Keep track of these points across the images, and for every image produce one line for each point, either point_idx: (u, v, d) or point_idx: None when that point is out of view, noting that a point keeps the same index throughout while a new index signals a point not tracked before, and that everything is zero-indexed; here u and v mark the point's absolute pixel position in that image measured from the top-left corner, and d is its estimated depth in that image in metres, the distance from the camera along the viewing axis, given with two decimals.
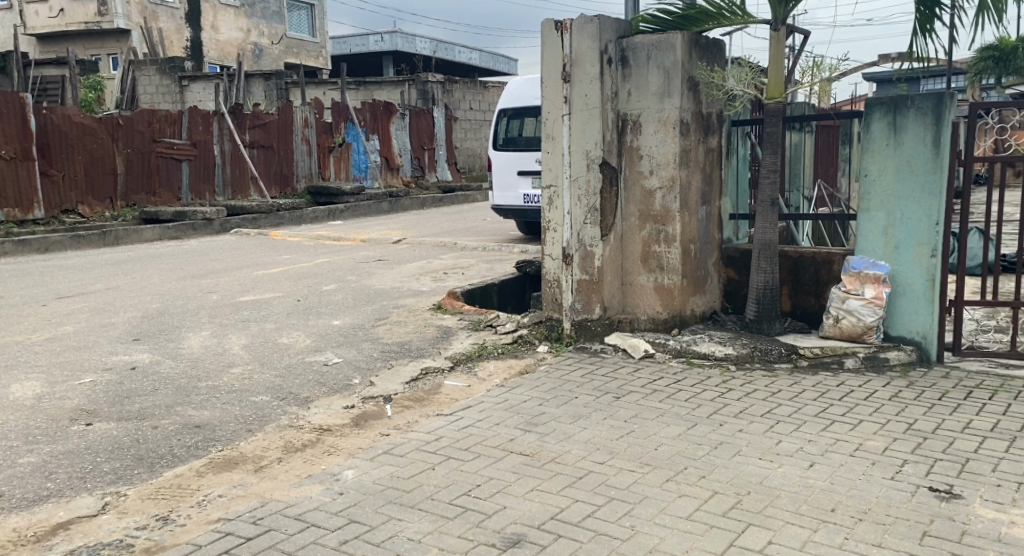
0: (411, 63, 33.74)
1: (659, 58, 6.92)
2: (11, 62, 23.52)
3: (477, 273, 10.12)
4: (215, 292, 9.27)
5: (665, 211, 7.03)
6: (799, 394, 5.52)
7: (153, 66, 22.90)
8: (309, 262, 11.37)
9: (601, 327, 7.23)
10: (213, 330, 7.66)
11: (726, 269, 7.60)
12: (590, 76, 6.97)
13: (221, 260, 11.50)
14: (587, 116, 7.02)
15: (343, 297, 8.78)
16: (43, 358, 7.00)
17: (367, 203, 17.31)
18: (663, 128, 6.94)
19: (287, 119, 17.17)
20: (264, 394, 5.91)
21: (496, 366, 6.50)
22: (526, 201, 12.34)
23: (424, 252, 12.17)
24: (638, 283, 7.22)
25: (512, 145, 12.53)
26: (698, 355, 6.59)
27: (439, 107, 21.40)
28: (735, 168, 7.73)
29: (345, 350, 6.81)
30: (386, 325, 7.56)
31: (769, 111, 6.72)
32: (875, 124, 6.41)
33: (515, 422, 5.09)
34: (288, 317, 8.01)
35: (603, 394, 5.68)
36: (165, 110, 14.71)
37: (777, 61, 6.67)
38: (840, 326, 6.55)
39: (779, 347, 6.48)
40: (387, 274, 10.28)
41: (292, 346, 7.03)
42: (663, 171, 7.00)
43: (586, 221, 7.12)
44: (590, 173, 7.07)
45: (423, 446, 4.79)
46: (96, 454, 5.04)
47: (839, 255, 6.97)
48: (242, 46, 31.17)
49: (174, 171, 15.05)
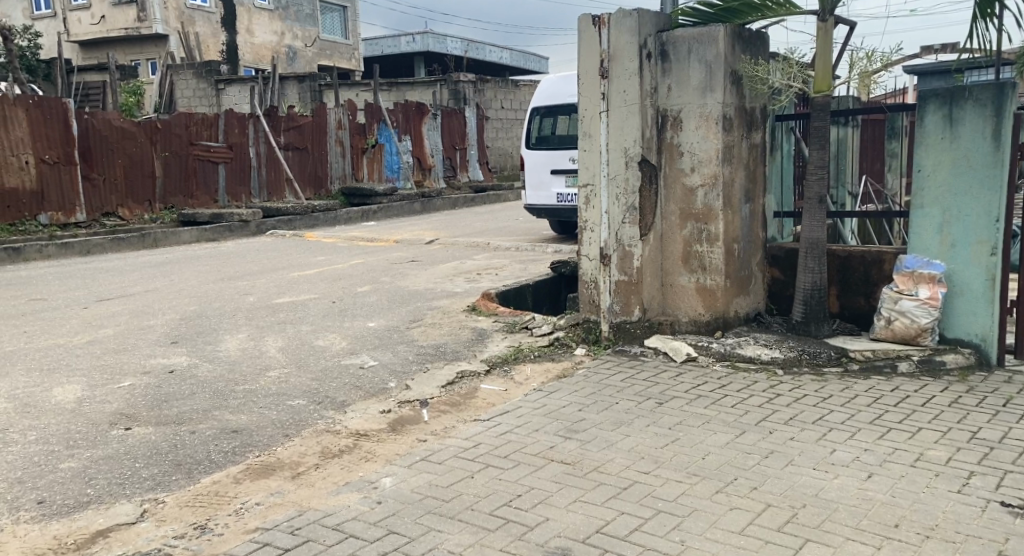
0: (443, 64, 33.71)
1: (700, 52, 6.73)
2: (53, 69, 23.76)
3: (511, 273, 10.00)
4: (252, 294, 9.21)
5: (706, 210, 6.84)
6: (853, 400, 5.37)
7: (190, 70, 23.07)
8: (344, 263, 11.30)
9: (641, 329, 7.07)
10: (251, 332, 7.59)
11: (770, 269, 7.43)
12: (629, 72, 6.82)
13: (256, 261, 11.47)
14: (626, 113, 6.87)
15: (378, 299, 8.69)
16: (85, 361, 6.97)
17: (400, 204, 17.28)
18: (705, 124, 6.76)
19: (321, 121, 17.15)
20: (300, 398, 5.81)
21: (534, 370, 6.34)
22: (560, 201, 12.18)
23: (457, 253, 12.06)
24: (679, 283, 7.02)
25: (545, 144, 12.38)
26: (743, 359, 6.42)
27: (471, 106, 21.29)
28: (779, 165, 7.55)
29: (381, 353, 6.70)
30: (422, 327, 7.43)
31: (815, 105, 6.56)
32: (928, 117, 6.18)
33: (556, 428, 4.94)
34: (324, 318, 7.92)
35: (645, 400, 5.50)
36: (203, 114, 14.74)
37: (825, 53, 6.49)
38: (892, 328, 6.34)
39: (828, 351, 6.30)
40: (422, 275, 10.18)
41: (328, 348, 6.93)
42: (705, 168, 6.81)
43: (624, 221, 6.96)
44: (628, 171, 6.90)
45: (461, 453, 4.64)
46: (135, 459, 4.96)
47: (889, 254, 6.77)
48: (278, 48, 31.30)
49: (211, 174, 15.05)
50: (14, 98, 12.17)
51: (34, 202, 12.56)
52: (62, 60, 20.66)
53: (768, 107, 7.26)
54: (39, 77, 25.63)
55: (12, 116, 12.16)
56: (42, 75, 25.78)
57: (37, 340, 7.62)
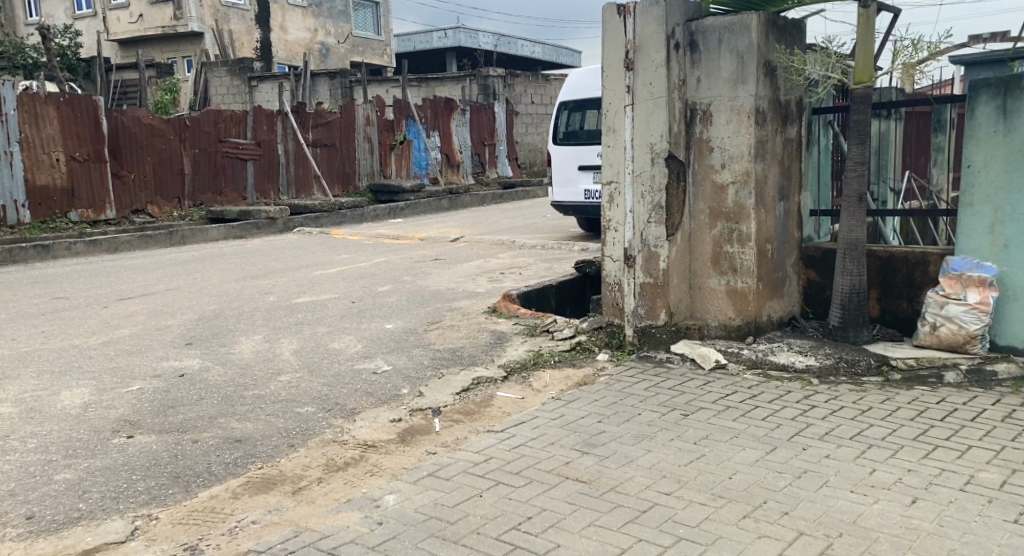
0: (474, 59, 33.46)
1: (732, 41, 6.41)
2: (92, 69, 23.72)
3: (534, 273, 9.69)
4: (272, 293, 8.65)
5: (738, 208, 6.51)
6: (894, 414, 5.14)
7: (224, 68, 22.98)
8: (368, 261, 11.01)
9: (666, 334, 6.70)
10: (266, 335, 6.81)
11: (806, 270, 7.14)
12: (656, 63, 6.47)
13: (280, 259, 11.17)
14: (652, 106, 6.53)
15: (398, 300, 8.38)
16: (97, 362, 6.05)
17: (427, 200, 17.09)
18: (737, 117, 6.44)
19: (349, 118, 16.95)
20: (309, 405, 5.15)
21: (553, 377, 6.02)
22: (587, 197, 11.86)
23: (482, 251, 11.78)
24: (708, 286, 6.71)
25: (573, 140, 12.06)
26: (776, 367, 6.14)
27: (500, 102, 21.02)
28: (816, 161, 7.25)
29: (395, 356, 6.25)
30: (440, 330, 7.12)
31: (855, 98, 6.29)
32: (979, 109, 5.99)
33: (573, 442, 4.63)
34: (341, 318, 7.54)
35: (670, 411, 5.20)
36: (231, 111, 14.57)
37: (866, 42, 6.20)
38: (938, 334, 6.17)
39: (868, 359, 6.04)
40: (445, 274, 9.87)
41: (342, 351, 6.34)
42: (737, 164, 6.49)
43: (650, 220, 6.62)
44: (655, 167, 6.57)
45: (471, 468, 4.33)
46: (131, 470, 4.36)
47: (935, 255, 6.58)
48: (310, 45, 31.18)
49: (239, 171, 14.88)
50: (45, 96, 11.98)
51: (65, 200, 12.38)
52: (102, 59, 20.54)
53: (805, 100, 6.98)
54: (78, 76, 25.66)
55: (42, 114, 11.98)
56: (82, 74, 25.79)
57: (43, 326, 7.18)
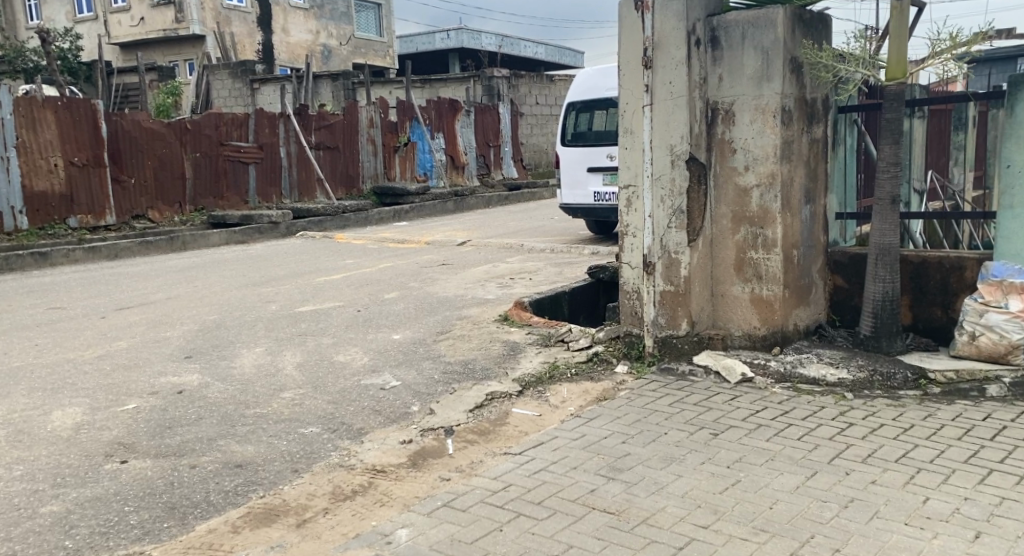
0: (477, 59, 33.14)
1: (756, 37, 6.08)
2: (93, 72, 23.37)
3: (546, 278, 9.36)
4: (274, 301, 8.22)
5: (763, 212, 6.18)
6: (938, 433, 4.95)
7: (226, 70, 22.64)
8: (372, 267, 10.69)
9: (689, 345, 6.39)
10: (270, 347, 6.35)
11: (833, 276, 6.87)
12: (676, 61, 6.14)
13: (283, 265, 10.83)
14: (672, 106, 6.20)
15: (405, 308, 8.04)
16: (91, 379, 5.55)
17: (432, 203, 16.78)
18: (761, 116, 6.11)
19: (352, 120, 16.62)
20: (314, 425, 4.75)
21: (571, 391, 5.70)
22: (597, 199, 11.52)
23: (490, 255, 11.46)
24: (731, 293, 6.36)
25: (581, 141, 11.74)
26: (806, 381, 5.87)
27: (505, 103, 20.73)
28: (842, 161, 6.95)
29: (403, 371, 5.83)
30: (450, 340, 6.78)
31: (886, 94, 6.11)
32: (1019, 105, 6.21)
33: (597, 466, 4.31)
34: (347, 327, 7.16)
35: (698, 430, 4.88)
36: (233, 113, 14.23)
37: (898, 40, 6.00)
38: (977, 344, 6.17)
39: (904, 372, 5.84)
40: (453, 280, 9.54)
41: (347, 365, 5.95)
42: (761, 165, 6.16)
43: (670, 225, 6.30)
44: (675, 170, 6.25)
45: (489, 497, 4.00)
46: (123, 501, 4.00)
47: (971, 261, 6.47)
48: (312, 47, 30.85)
49: (241, 174, 14.50)
50: (42, 99, 11.68)
51: (64, 205, 12.07)
52: (102, 62, 20.10)
53: (831, 97, 6.70)
54: (80, 80, 25.33)
55: (40, 118, 11.66)
56: (84, 78, 25.47)
57: (34, 338, 6.80)
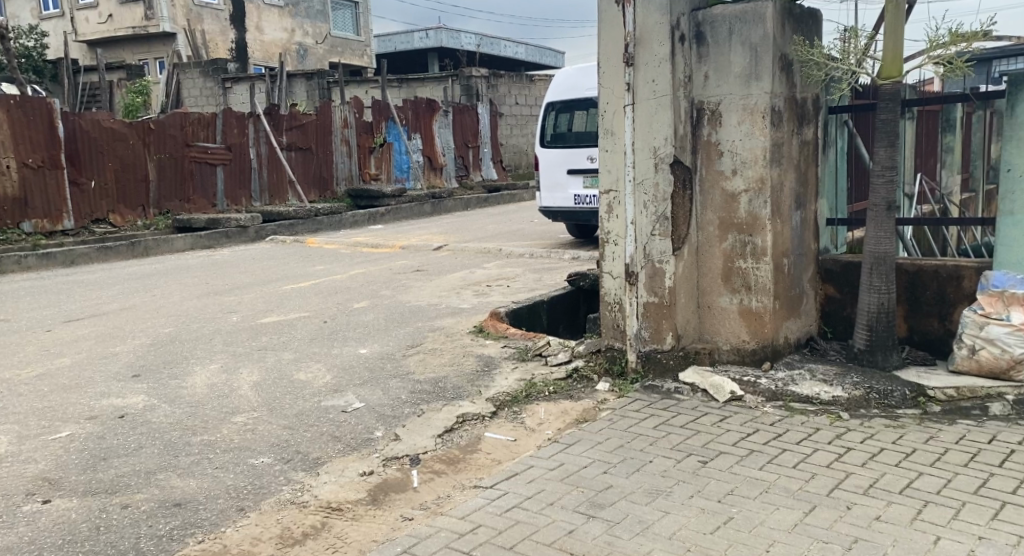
0: (455, 59, 32.76)
1: (744, 33, 5.72)
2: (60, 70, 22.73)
3: (523, 285, 8.97)
4: (235, 311, 7.76)
5: (752, 219, 5.84)
6: (942, 458, 4.62)
7: (197, 69, 22.08)
8: (343, 274, 10.26)
9: (674, 360, 5.97)
10: (226, 364, 5.92)
11: (823, 285, 6.55)
12: (659, 58, 5.74)
13: (248, 271, 10.38)
14: (655, 106, 5.80)
15: (374, 318, 7.62)
16: (23, 403, 5.10)
17: (409, 205, 16.37)
18: (749, 118, 5.76)
19: (325, 120, 16.18)
20: (265, 455, 4.34)
21: (549, 412, 5.31)
22: (578, 203, 11.14)
23: (466, 261, 11.06)
24: (718, 305, 6.02)
25: (561, 142, 11.36)
26: (798, 399, 5.52)
27: (484, 103, 20.36)
28: (831, 163, 6.63)
29: (368, 391, 5.41)
30: (420, 355, 6.38)
31: (881, 93, 5.77)
32: (1020, 105, 5.91)
33: (576, 502, 3.94)
34: (311, 341, 6.74)
35: (685, 457, 4.52)
36: (199, 113, 13.71)
37: (894, 35, 5.66)
38: (977, 358, 5.86)
39: (902, 388, 5.52)
40: (427, 287, 9.15)
41: (308, 384, 5.52)
42: (750, 170, 5.81)
43: (654, 232, 5.89)
44: (659, 174, 5.84)
45: (454, 543, 3.62)
46: (41, 550, 3.57)
47: (970, 269, 6.15)
48: (287, 46, 30.31)
49: (209, 176, 13.99)
50: None
51: (17, 209, 11.55)
52: (68, 60, 19.45)
53: (821, 98, 6.40)
54: (45, 79, 24.68)
55: None
56: (49, 76, 24.81)
57: None
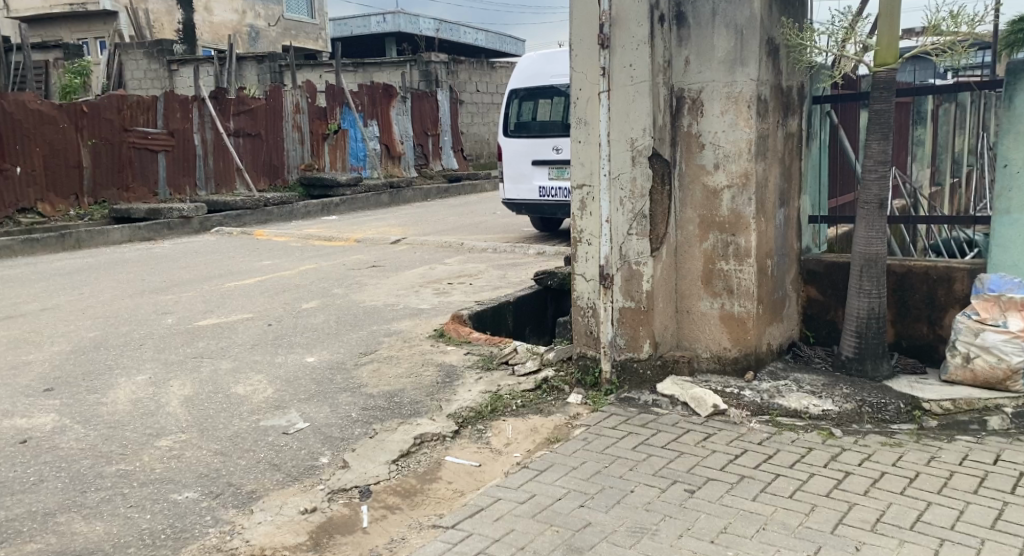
0: (413, 44, 32.11)
1: (729, 14, 5.26)
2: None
3: (487, 283, 8.47)
4: (171, 313, 7.16)
5: (735, 217, 5.39)
6: (949, 481, 4.22)
7: (140, 49, 21.18)
8: (293, 269, 9.67)
9: (651, 371, 5.51)
10: (155, 375, 5.33)
11: (806, 287, 6.13)
12: (637, 40, 5.23)
13: (189, 266, 9.75)
14: (633, 93, 5.29)
15: (325, 321, 7.07)
16: None
17: (365, 195, 15.78)
18: (733, 107, 5.30)
19: (275, 105, 15.50)
20: (191, 489, 3.79)
21: (517, 430, 4.82)
22: (542, 195, 10.65)
23: (425, 255, 10.53)
24: (698, 310, 5.57)
25: (525, 131, 10.84)
26: (785, 413, 5.09)
27: (444, 89, 19.76)
28: (815, 157, 6.22)
29: (314, 408, 4.87)
30: (374, 363, 5.84)
31: (875, 82, 5.35)
32: (1019, 96, 5.48)
33: (550, 546, 3.53)
34: (252, 347, 6.17)
35: (671, 485, 4.06)
36: (138, 96, 12.92)
37: (890, 19, 5.20)
38: (972, 368, 5.46)
39: (896, 401, 5.10)
40: (383, 285, 8.61)
41: (245, 401, 4.97)
42: (733, 164, 5.35)
43: (631, 232, 5.41)
44: (636, 168, 5.36)
45: None
46: None
47: (962, 271, 5.76)
48: (238, 27, 29.28)
49: (149, 163, 13.24)
50: None
51: None
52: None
53: (806, 86, 5.97)
54: None
55: None
56: None
57: None
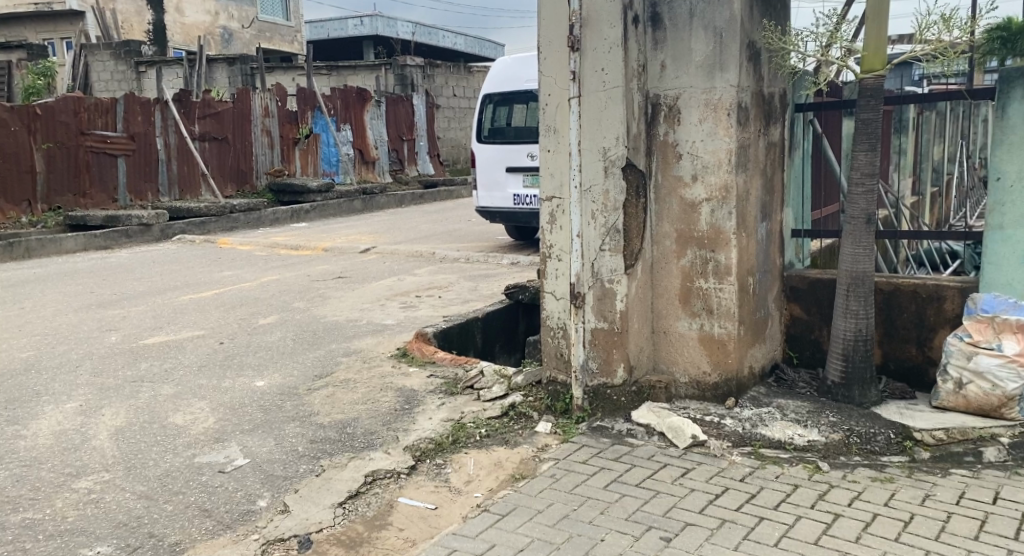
0: (390, 47, 31.70)
1: (708, 16, 4.91)
2: None
3: (456, 296, 8.08)
4: (116, 330, 6.74)
5: (714, 232, 5.04)
6: (946, 524, 3.89)
7: (107, 50, 20.65)
8: (253, 281, 9.25)
9: (626, 397, 5.13)
10: (86, 405, 4.92)
11: (788, 305, 5.78)
12: (610, 43, 4.87)
13: (145, 277, 9.32)
14: (605, 100, 4.93)
15: (281, 338, 6.67)
16: None
17: (337, 201, 15.36)
18: (712, 114, 4.95)
19: (243, 108, 15.04)
20: (104, 543, 3.54)
21: (479, 465, 4.43)
22: (517, 203, 10.28)
23: (394, 265, 10.14)
24: (676, 331, 5.22)
25: (499, 137, 10.47)
26: (768, 445, 4.73)
27: (419, 93, 19.37)
28: (798, 168, 5.88)
29: (257, 441, 4.49)
30: (329, 388, 5.42)
31: (862, 89, 5.00)
32: (1013, 105, 5.08)
33: None
34: (199, 369, 5.76)
35: (645, 533, 3.76)
36: (96, 98, 12.46)
37: (877, 21, 4.86)
38: (965, 394, 5.05)
39: (886, 431, 4.74)
40: (347, 298, 8.21)
41: (182, 432, 4.58)
42: (712, 175, 5.01)
43: (603, 247, 5.03)
44: (608, 180, 4.98)
45: None
46: None
47: (953, 290, 5.40)
48: (211, 29, 28.75)
49: (108, 168, 12.76)
50: None
51: None
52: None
53: (789, 93, 5.63)
54: None
55: None
56: None
57: None
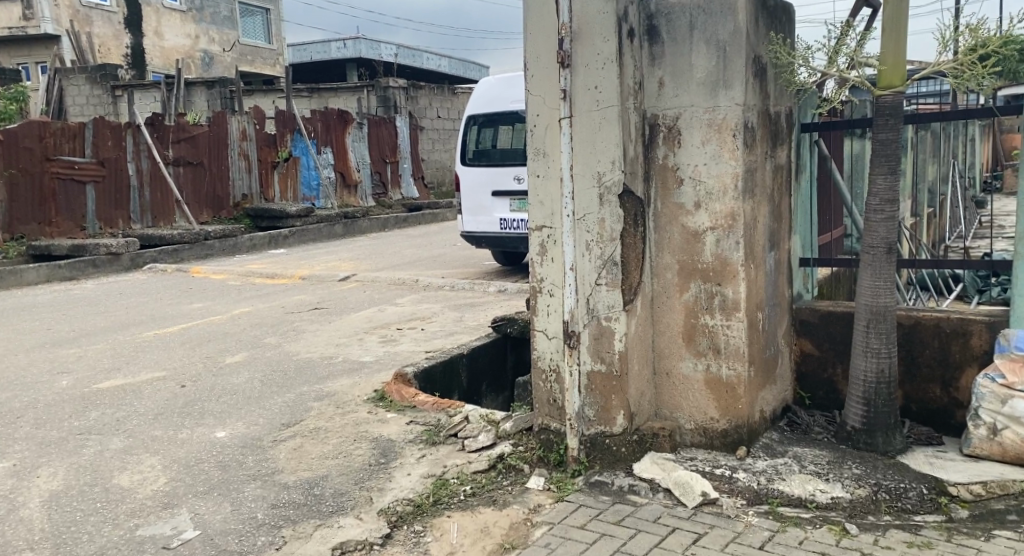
0: (373, 70, 31.31)
1: (710, 28, 4.46)
2: None
3: (440, 328, 7.57)
4: (69, 372, 6.20)
5: (720, 264, 4.56)
6: None
7: (82, 74, 20.15)
8: (224, 313, 8.73)
9: (626, 448, 4.61)
10: (21, 466, 4.40)
11: (799, 340, 5.29)
12: (603, 57, 4.40)
13: (108, 310, 8.78)
14: (599, 120, 4.45)
15: (249, 379, 6.14)
16: None
17: (317, 227, 14.84)
18: (716, 135, 4.48)
19: (220, 132, 14.53)
20: None
21: (463, 532, 3.92)
22: (504, 228, 9.80)
23: (375, 294, 9.62)
24: (679, 373, 4.72)
25: (484, 159, 9.98)
26: (786, 502, 4.22)
27: (402, 115, 18.93)
28: (805, 191, 5.40)
29: (211, 507, 3.99)
30: (296, 439, 4.89)
31: (879, 107, 4.53)
32: None
33: None
34: (156, 418, 5.23)
35: None
36: (63, 122, 11.93)
37: (895, 33, 4.40)
38: (1001, 442, 4.53)
39: (918, 486, 4.24)
40: (324, 332, 7.68)
41: (126, 497, 4.06)
42: (717, 203, 4.53)
43: (599, 282, 4.54)
44: (604, 208, 4.50)
45: None
46: None
47: (980, 324, 4.89)
48: (190, 52, 28.28)
49: (76, 196, 12.20)
50: None
51: None
52: None
53: (795, 111, 5.17)
54: None
55: None
56: None
57: None
